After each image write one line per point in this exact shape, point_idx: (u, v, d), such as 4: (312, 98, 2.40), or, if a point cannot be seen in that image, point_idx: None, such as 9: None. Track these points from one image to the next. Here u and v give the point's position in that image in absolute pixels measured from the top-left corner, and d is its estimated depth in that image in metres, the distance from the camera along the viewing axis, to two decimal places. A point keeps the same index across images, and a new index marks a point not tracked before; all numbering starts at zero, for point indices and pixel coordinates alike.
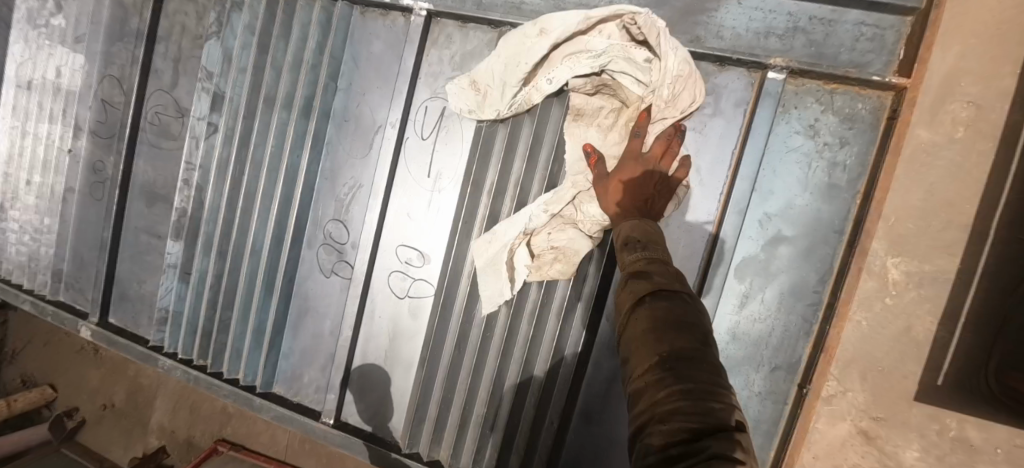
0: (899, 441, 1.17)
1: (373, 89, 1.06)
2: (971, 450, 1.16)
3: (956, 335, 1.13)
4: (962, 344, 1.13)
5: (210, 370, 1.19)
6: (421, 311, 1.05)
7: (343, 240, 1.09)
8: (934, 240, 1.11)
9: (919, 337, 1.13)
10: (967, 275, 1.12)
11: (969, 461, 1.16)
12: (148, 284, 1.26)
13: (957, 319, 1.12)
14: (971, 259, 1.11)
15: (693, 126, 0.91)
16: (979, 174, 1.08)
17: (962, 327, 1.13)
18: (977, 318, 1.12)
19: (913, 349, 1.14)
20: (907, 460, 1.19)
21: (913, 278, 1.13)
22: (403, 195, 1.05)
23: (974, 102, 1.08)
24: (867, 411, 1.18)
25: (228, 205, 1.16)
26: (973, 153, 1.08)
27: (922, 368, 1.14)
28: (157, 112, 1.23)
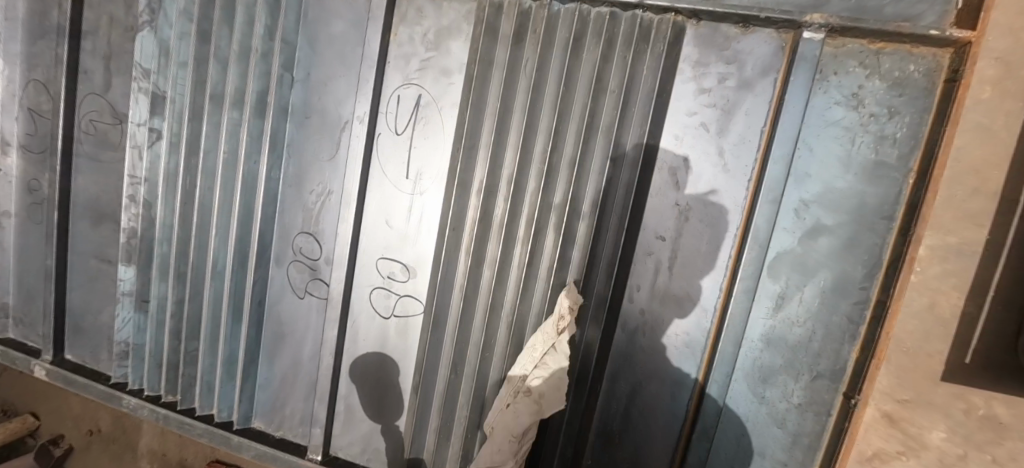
0: (924, 421, 0.99)
1: (335, 78, 0.90)
2: (1002, 429, 0.96)
3: (985, 310, 0.94)
4: (991, 319, 0.94)
5: (180, 407, 1.06)
6: (410, 331, 0.92)
7: (316, 256, 0.95)
8: (957, 212, 0.92)
9: (944, 314, 0.95)
10: (998, 245, 0.92)
11: (998, 440, 0.97)
12: (103, 315, 1.12)
13: (985, 292, 0.94)
14: (999, 230, 0.91)
15: (714, 102, 0.77)
16: (1010, 137, 0.88)
17: (991, 300, 0.94)
18: (1008, 290, 0.93)
19: (938, 328, 0.96)
20: (933, 442, 1.00)
21: (936, 252, 0.95)
22: (380, 200, 0.91)
23: (1001, 57, 0.87)
24: (891, 394, 1.01)
25: (181, 223, 1.01)
26: (1003, 113, 0.88)
27: (950, 346, 0.95)
28: (92, 120, 1.07)
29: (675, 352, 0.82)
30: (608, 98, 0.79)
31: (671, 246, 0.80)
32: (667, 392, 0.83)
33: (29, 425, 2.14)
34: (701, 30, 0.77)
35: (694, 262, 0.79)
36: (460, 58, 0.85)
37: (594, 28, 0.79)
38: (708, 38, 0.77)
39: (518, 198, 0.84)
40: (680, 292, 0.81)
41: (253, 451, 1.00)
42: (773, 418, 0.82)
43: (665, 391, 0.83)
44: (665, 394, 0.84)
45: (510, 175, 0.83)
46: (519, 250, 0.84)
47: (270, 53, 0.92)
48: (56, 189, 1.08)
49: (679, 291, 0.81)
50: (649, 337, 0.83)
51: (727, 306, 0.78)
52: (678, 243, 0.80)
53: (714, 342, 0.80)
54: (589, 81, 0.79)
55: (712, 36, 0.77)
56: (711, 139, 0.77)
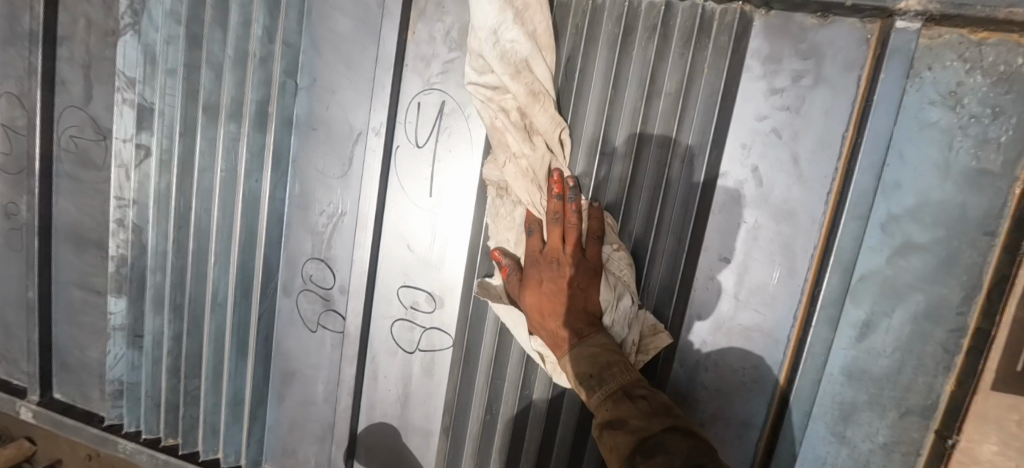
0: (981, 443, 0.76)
1: (344, 84, 0.79)
2: None
3: None
4: None
5: (182, 451, 0.96)
6: (436, 368, 0.82)
7: (329, 285, 0.84)
8: None
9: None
10: None
11: None
12: (92, 352, 1.01)
13: None
14: None
15: (786, 103, 0.67)
16: None
17: None
18: None
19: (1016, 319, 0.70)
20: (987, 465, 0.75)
21: None
22: (399, 221, 0.80)
23: None
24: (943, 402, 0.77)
25: (175, 250, 0.90)
26: None
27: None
28: (71, 135, 0.95)
29: (741, 388, 0.72)
30: (664, 102, 0.69)
31: (737, 270, 0.70)
32: (734, 433, 0.73)
33: (24, 450, 2.04)
34: (771, 21, 0.67)
35: (766, 287, 0.70)
36: None
37: (646, 21, 0.68)
38: (779, 30, 0.67)
39: None
40: (749, 320, 0.71)
41: None
42: (855, 460, 0.72)
43: (732, 432, 0.74)
44: (731, 435, 0.74)
45: None
46: None
47: (270, 58, 0.82)
48: (35, 214, 0.97)
49: (746, 320, 0.71)
50: (707, 371, 0.73)
51: (804, 338, 0.69)
52: (747, 265, 0.70)
53: (788, 376, 0.70)
54: (640, 83, 0.69)
55: (784, 28, 0.66)
56: (784, 147, 0.67)
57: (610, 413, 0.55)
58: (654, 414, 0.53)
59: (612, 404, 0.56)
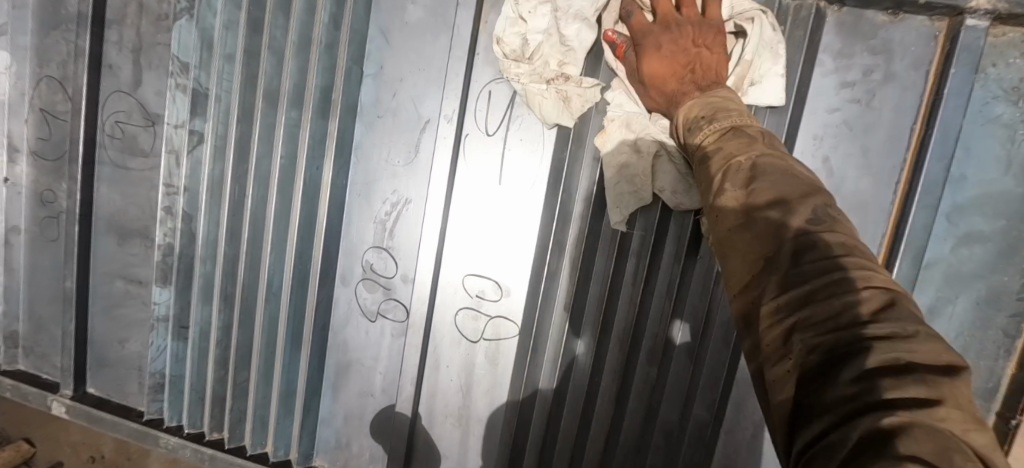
0: None
1: (413, 72, 0.79)
2: None
3: None
4: None
5: (228, 445, 0.93)
6: (501, 357, 0.82)
7: (390, 273, 0.83)
8: None
9: None
10: None
11: None
12: (131, 344, 0.98)
13: None
14: None
15: (857, 97, 0.69)
16: None
17: None
18: None
19: None
20: None
21: None
22: (467, 210, 0.80)
23: None
24: None
25: (228, 238, 0.89)
26: None
27: None
28: (118, 121, 0.93)
29: None
30: None
31: None
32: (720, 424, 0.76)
33: (23, 452, 1.95)
34: (843, 17, 0.69)
35: None
36: None
37: None
38: (850, 27, 0.69)
39: None
40: None
41: None
42: None
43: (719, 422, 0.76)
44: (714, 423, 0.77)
45: None
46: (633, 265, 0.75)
47: (335, 45, 0.81)
48: (76, 201, 0.94)
49: None
50: (715, 359, 0.74)
51: None
52: None
53: None
54: None
55: (855, 24, 0.69)
56: (855, 139, 0.70)
57: (728, 237, 0.43)
58: (778, 258, 0.38)
59: (730, 220, 0.44)
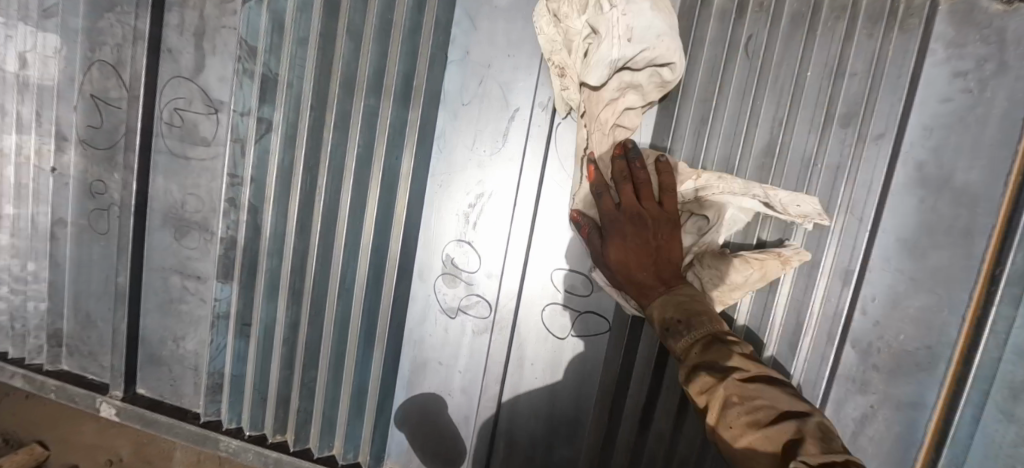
0: None
1: (502, 58, 0.76)
2: None
3: None
4: None
5: (293, 448, 0.89)
6: (591, 353, 0.78)
7: (473, 268, 0.80)
8: None
9: None
10: None
11: None
12: (188, 343, 0.94)
13: None
14: None
15: (969, 87, 0.68)
16: None
17: None
18: None
19: None
20: None
21: None
22: (558, 200, 0.76)
23: None
24: None
25: (298, 232, 0.85)
26: None
27: None
28: (177, 109, 0.88)
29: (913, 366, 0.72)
30: (851, 82, 0.68)
31: (914, 251, 0.71)
32: None
33: (36, 455, 1.89)
34: (957, 5, 0.67)
35: (944, 268, 0.70)
36: None
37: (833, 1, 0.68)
38: (964, 16, 0.67)
39: None
40: (921, 304, 0.71)
41: None
42: None
43: None
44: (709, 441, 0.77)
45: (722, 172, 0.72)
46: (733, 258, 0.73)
47: (419, 29, 0.78)
48: (131, 193, 0.89)
49: (918, 302, 0.71)
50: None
51: (983, 318, 0.70)
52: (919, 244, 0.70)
53: (964, 352, 0.71)
54: (826, 63, 0.69)
55: (968, 13, 0.67)
56: (966, 130, 0.68)
57: (735, 428, 0.48)
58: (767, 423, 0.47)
59: (702, 348, 0.55)
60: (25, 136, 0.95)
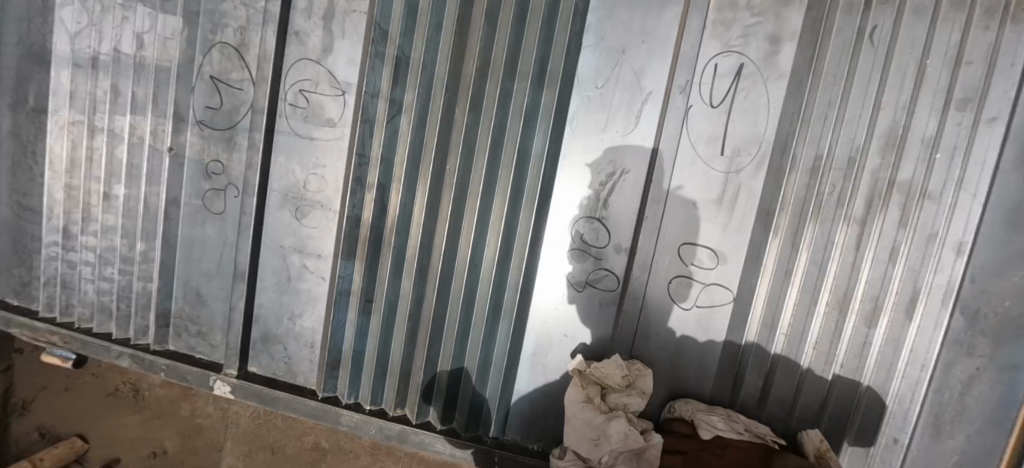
0: None
1: (637, 44, 0.81)
2: None
3: None
4: None
5: (415, 420, 0.92)
6: (714, 321, 0.84)
7: (602, 244, 0.85)
8: None
9: None
10: None
11: None
12: (305, 321, 0.95)
13: None
14: None
15: None
16: None
17: None
18: None
19: None
20: None
21: None
22: (687, 179, 0.82)
23: None
24: None
25: (428, 209, 0.88)
26: None
27: None
28: (302, 90, 0.90)
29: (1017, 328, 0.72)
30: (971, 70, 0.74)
31: None
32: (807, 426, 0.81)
33: (76, 449, 1.88)
34: None
35: None
36: (794, 23, 0.78)
37: None
38: None
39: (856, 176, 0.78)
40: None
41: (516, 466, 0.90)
42: None
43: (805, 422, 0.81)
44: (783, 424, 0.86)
45: (847, 153, 0.78)
46: (856, 232, 0.78)
47: (557, 14, 0.81)
48: (256, 172, 0.91)
49: None
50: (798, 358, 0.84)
51: None
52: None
53: None
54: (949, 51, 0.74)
55: None
56: None
57: None
58: None
59: None
60: (140, 117, 0.96)
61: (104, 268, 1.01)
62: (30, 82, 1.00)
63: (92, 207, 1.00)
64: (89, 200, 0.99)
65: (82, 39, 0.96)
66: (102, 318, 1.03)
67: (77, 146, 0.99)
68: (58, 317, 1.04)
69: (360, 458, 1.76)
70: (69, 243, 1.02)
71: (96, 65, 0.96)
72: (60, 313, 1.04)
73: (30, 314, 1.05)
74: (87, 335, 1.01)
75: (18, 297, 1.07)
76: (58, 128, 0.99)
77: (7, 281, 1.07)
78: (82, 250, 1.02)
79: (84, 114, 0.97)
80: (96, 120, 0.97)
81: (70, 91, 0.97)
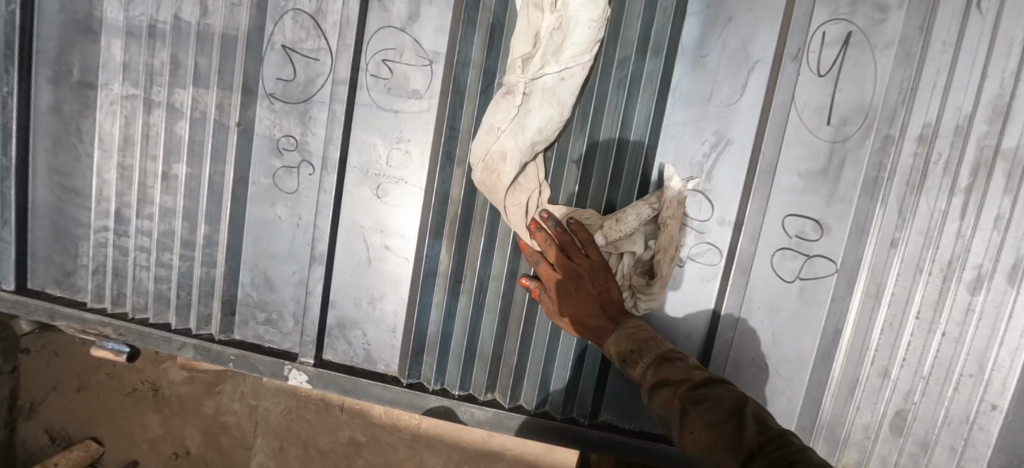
0: None
1: (744, 10, 0.79)
2: None
3: None
4: None
5: (508, 404, 0.89)
6: (820, 295, 0.83)
7: (704, 217, 0.83)
8: None
9: None
10: None
11: None
12: (386, 304, 0.90)
13: None
14: None
15: None
16: None
17: None
18: None
19: None
20: None
21: None
22: (794, 151, 0.81)
23: None
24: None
25: (523, 183, 0.84)
26: None
27: None
28: (385, 60, 0.85)
29: None
30: None
31: None
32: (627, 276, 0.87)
33: (92, 452, 1.70)
34: None
35: None
36: None
37: None
38: None
39: (964, 144, 0.78)
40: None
41: (614, 446, 0.87)
42: None
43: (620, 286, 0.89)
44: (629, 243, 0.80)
45: (955, 120, 0.77)
46: (962, 199, 0.79)
47: None
48: (336, 147, 0.85)
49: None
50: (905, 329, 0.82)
51: None
52: None
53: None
54: None
55: None
56: None
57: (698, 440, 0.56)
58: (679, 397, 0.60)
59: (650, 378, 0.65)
60: (203, 90, 0.89)
61: (162, 253, 0.94)
62: (74, 52, 0.92)
63: (149, 189, 0.93)
64: (145, 182, 0.92)
65: (138, 5, 0.89)
66: (158, 307, 0.95)
67: (132, 122, 0.92)
68: (109, 308, 0.96)
69: (398, 451, 1.67)
70: (122, 227, 0.95)
71: (151, 34, 0.89)
72: (112, 304, 0.96)
73: (79, 305, 0.98)
74: (144, 326, 0.94)
75: (62, 287, 0.99)
76: (110, 104, 0.91)
77: (49, 270, 0.99)
78: (136, 236, 0.94)
79: (138, 87, 0.90)
80: (152, 94, 0.90)
81: (123, 62, 0.90)
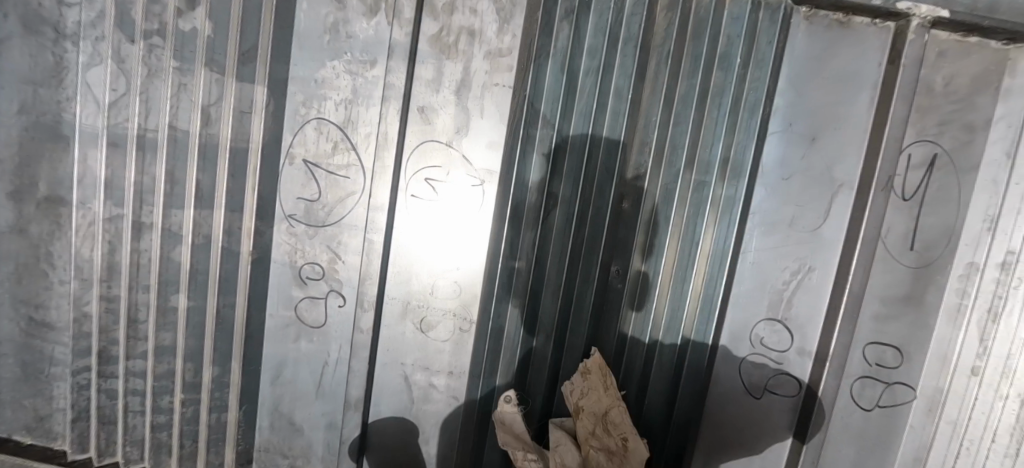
0: None
1: (828, 129, 0.75)
2: None
3: None
4: None
5: None
6: (897, 424, 0.77)
7: (785, 347, 0.79)
8: None
9: None
10: None
11: None
12: (432, 446, 0.81)
13: None
14: None
15: None
16: None
17: None
18: None
19: None
20: None
21: None
22: (886, 276, 0.76)
23: None
24: None
25: (590, 317, 0.78)
26: None
27: None
28: (427, 178, 0.74)
29: None
30: None
31: None
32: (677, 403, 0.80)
33: None
34: None
35: None
36: (991, 112, 0.72)
37: None
38: None
39: None
40: None
41: None
42: None
43: (673, 407, 0.80)
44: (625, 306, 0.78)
45: None
46: None
47: (742, 99, 0.73)
48: (372, 282, 0.75)
49: None
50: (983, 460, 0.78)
51: None
52: None
53: None
54: None
55: None
56: None
57: None
58: None
59: None
60: (206, 211, 0.75)
61: (160, 395, 0.80)
62: (40, 162, 0.76)
63: (142, 324, 0.79)
64: (137, 315, 0.78)
65: (124, 111, 0.74)
66: (161, 454, 0.82)
67: (118, 246, 0.77)
68: (96, 460, 0.82)
69: None
70: (107, 367, 0.80)
71: (139, 144, 0.74)
72: (99, 455, 0.82)
73: (57, 456, 0.83)
74: None
75: (33, 434, 0.83)
76: (91, 227, 0.77)
77: (15, 415, 0.83)
78: (128, 377, 0.80)
79: (125, 206, 0.76)
80: (143, 215, 0.76)
81: (106, 179, 0.75)
